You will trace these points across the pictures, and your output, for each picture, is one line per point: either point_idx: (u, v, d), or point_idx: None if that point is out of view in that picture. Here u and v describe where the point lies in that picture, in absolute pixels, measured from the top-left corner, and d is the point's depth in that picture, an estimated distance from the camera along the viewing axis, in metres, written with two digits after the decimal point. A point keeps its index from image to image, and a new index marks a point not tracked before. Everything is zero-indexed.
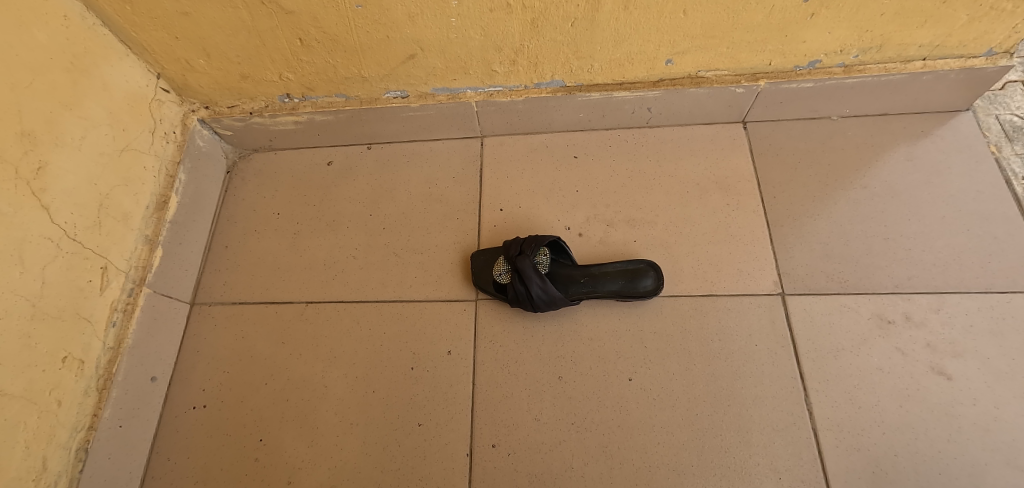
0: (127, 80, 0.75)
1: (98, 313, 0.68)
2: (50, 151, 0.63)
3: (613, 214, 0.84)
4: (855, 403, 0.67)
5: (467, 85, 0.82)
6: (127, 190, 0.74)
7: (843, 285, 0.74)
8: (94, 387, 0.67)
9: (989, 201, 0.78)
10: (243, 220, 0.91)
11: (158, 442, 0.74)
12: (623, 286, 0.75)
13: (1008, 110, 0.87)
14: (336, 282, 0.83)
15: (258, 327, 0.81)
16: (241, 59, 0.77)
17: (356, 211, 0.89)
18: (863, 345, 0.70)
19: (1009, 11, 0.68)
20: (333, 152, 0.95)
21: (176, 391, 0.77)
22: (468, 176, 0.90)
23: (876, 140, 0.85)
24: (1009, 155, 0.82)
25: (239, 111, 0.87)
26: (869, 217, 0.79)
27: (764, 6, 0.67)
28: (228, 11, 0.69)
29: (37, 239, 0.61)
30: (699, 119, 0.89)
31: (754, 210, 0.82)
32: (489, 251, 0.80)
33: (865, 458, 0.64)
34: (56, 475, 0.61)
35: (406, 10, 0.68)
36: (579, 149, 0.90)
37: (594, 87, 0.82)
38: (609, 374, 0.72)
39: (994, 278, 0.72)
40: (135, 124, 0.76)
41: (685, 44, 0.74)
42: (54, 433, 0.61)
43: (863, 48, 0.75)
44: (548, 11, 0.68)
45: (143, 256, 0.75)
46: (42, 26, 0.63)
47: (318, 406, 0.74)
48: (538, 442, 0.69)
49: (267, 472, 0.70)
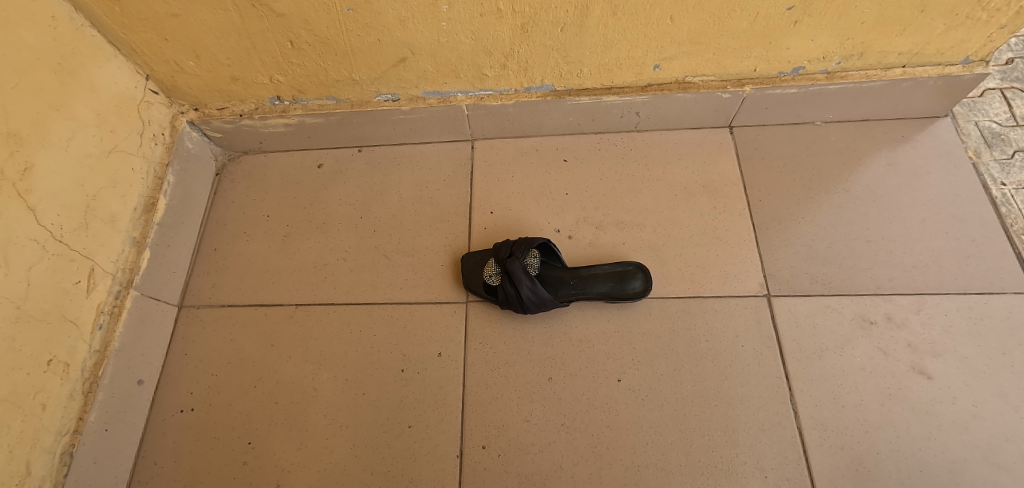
0: (115, 81, 0.74)
1: (84, 315, 0.67)
2: (37, 152, 0.62)
3: (603, 217, 0.85)
4: (839, 402, 0.68)
5: (457, 88, 0.83)
6: (115, 191, 0.73)
7: (826, 286, 0.76)
8: (80, 390, 0.66)
9: (968, 204, 0.80)
10: (232, 222, 0.90)
11: (144, 445, 0.73)
12: (612, 288, 0.76)
13: (986, 117, 0.89)
14: (326, 284, 0.83)
15: (247, 329, 0.80)
16: (231, 61, 0.77)
17: (347, 213, 0.89)
18: (847, 345, 0.72)
19: (984, 20, 0.70)
20: (324, 154, 0.95)
21: (163, 394, 0.76)
22: (459, 179, 0.90)
23: (858, 145, 0.87)
24: (987, 161, 0.84)
25: (229, 113, 0.87)
26: (851, 220, 0.81)
27: (749, 13, 0.69)
28: (218, 13, 0.69)
29: (22, 241, 0.60)
30: (687, 123, 0.90)
31: (741, 213, 0.83)
32: (479, 254, 0.81)
33: (849, 456, 0.65)
34: (40, 480, 0.61)
35: (398, 14, 0.68)
36: (569, 153, 0.91)
37: (584, 91, 0.83)
38: (598, 375, 0.72)
39: (972, 280, 0.74)
40: (123, 126, 0.75)
41: (672, 49, 0.75)
42: (38, 437, 0.61)
43: (845, 55, 0.77)
44: (538, 16, 0.69)
45: (130, 258, 0.75)
46: (30, 26, 0.62)
47: (308, 408, 0.74)
48: (528, 443, 0.69)
49: (256, 475, 0.70)
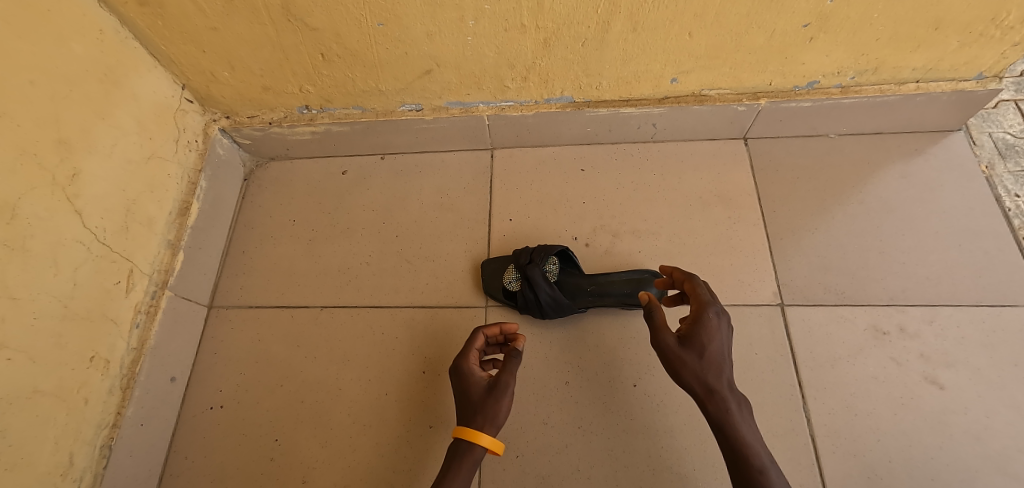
0: (155, 90, 0.78)
1: (123, 314, 0.70)
2: (84, 158, 0.66)
3: (619, 225, 0.87)
4: (852, 410, 0.70)
5: (479, 99, 0.85)
6: (153, 196, 0.76)
7: (840, 296, 0.77)
8: (118, 386, 0.69)
9: (981, 217, 0.81)
10: (260, 226, 0.93)
11: (176, 441, 0.76)
12: (628, 295, 0.78)
13: (1000, 128, 0.90)
14: (350, 288, 0.86)
15: (274, 330, 0.83)
16: (264, 72, 0.80)
17: (370, 218, 0.92)
18: (859, 354, 0.73)
19: (998, 38, 0.72)
20: (348, 161, 0.99)
21: (194, 391, 0.79)
22: (479, 187, 0.93)
23: (872, 158, 0.88)
24: (1001, 173, 0.85)
25: (259, 121, 0.90)
26: (865, 230, 0.82)
27: (765, 30, 0.71)
28: (255, 26, 0.72)
29: (70, 243, 0.63)
30: (702, 135, 0.92)
31: (755, 223, 0.85)
32: (498, 260, 0.83)
33: (861, 464, 0.66)
34: (81, 472, 0.64)
35: (425, 28, 0.71)
36: (586, 163, 0.93)
37: (602, 103, 0.85)
38: (615, 380, 0.74)
39: (985, 292, 0.75)
40: (161, 133, 0.79)
41: (690, 63, 0.77)
42: (81, 430, 0.64)
43: (860, 70, 0.79)
44: (560, 31, 0.72)
45: (165, 260, 0.78)
46: (80, 40, 0.66)
47: (332, 407, 0.76)
48: (546, 444, 0.71)
49: (282, 471, 0.72)
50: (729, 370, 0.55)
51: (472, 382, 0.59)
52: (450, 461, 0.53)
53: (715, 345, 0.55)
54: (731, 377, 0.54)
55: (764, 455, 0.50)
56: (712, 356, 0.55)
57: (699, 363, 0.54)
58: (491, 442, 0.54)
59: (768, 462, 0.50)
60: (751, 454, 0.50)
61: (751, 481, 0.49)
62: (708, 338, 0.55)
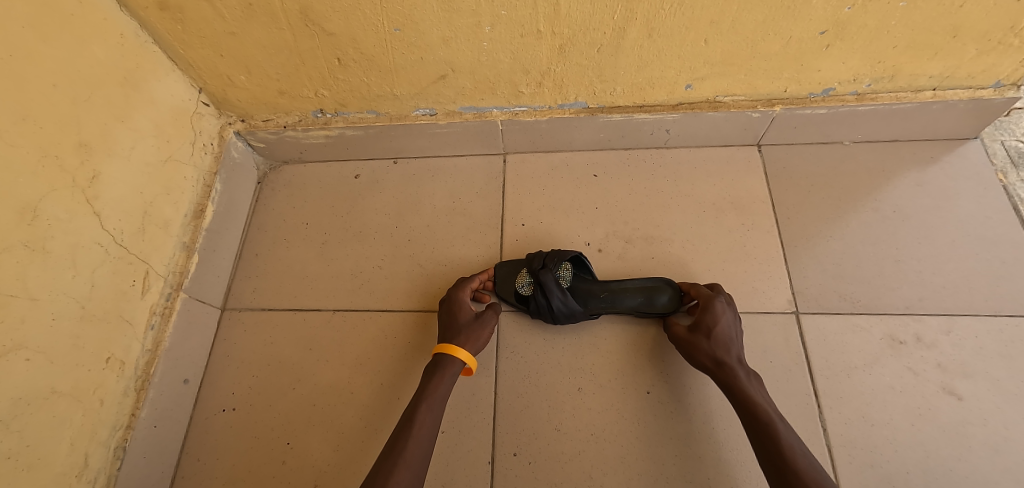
0: (173, 94, 0.78)
1: (139, 316, 0.71)
2: (103, 161, 0.66)
3: (632, 231, 0.87)
4: (868, 421, 0.69)
5: (493, 104, 0.86)
6: (169, 198, 0.77)
7: (855, 305, 0.77)
8: (132, 388, 0.69)
9: (997, 226, 0.80)
10: (273, 229, 0.94)
11: (188, 442, 0.76)
12: (641, 303, 0.76)
13: (1014, 136, 0.89)
14: (362, 291, 0.86)
15: (287, 333, 0.83)
16: (281, 76, 0.81)
17: (383, 222, 0.92)
18: (875, 363, 0.72)
19: (1016, 46, 0.71)
20: (361, 166, 0.99)
21: (207, 393, 0.79)
22: (491, 191, 0.93)
23: (886, 165, 0.88)
24: (1015, 181, 0.84)
25: (274, 125, 0.90)
26: (880, 239, 0.81)
27: (781, 36, 0.71)
28: (273, 31, 0.73)
29: (88, 244, 0.64)
30: (715, 141, 0.92)
31: (768, 230, 0.84)
32: (510, 263, 0.82)
33: (878, 475, 0.65)
34: (95, 473, 0.64)
35: (441, 34, 0.72)
36: (598, 169, 0.93)
37: (616, 109, 0.85)
38: (628, 387, 0.74)
39: (1002, 301, 0.74)
40: (178, 136, 0.79)
41: (705, 70, 0.77)
42: (96, 431, 0.64)
43: (876, 78, 0.78)
44: (576, 37, 0.72)
45: (180, 262, 0.78)
46: (101, 43, 0.67)
47: (344, 411, 0.76)
48: (558, 450, 0.71)
49: (294, 475, 0.72)
50: (736, 348, 0.67)
51: (462, 309, 0.76)
52: (434, 371, 0.69)
53: (722, 323, 0.69)
54: (739, 352, 0.67)
55: (774, 413, 0.60)
56: (720, 335, 0.68)
57: (709, 342, 0.68)
58: (467, 356, 0.70)
59: (776, 417, 0.59)
60: (761, 410, 0.60)
61: (763, 433, 0.58)
62: (716, 320, 0.69)
